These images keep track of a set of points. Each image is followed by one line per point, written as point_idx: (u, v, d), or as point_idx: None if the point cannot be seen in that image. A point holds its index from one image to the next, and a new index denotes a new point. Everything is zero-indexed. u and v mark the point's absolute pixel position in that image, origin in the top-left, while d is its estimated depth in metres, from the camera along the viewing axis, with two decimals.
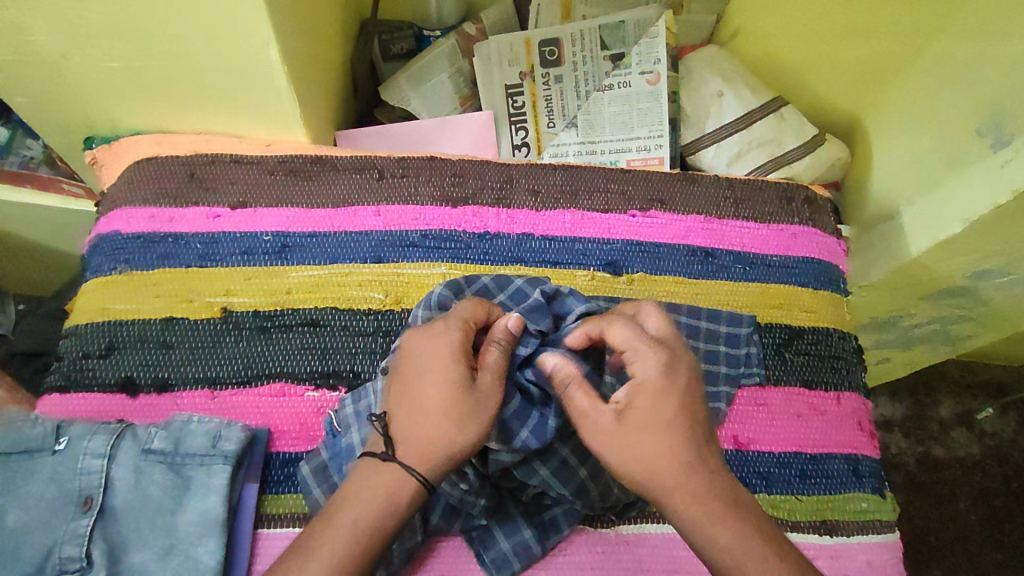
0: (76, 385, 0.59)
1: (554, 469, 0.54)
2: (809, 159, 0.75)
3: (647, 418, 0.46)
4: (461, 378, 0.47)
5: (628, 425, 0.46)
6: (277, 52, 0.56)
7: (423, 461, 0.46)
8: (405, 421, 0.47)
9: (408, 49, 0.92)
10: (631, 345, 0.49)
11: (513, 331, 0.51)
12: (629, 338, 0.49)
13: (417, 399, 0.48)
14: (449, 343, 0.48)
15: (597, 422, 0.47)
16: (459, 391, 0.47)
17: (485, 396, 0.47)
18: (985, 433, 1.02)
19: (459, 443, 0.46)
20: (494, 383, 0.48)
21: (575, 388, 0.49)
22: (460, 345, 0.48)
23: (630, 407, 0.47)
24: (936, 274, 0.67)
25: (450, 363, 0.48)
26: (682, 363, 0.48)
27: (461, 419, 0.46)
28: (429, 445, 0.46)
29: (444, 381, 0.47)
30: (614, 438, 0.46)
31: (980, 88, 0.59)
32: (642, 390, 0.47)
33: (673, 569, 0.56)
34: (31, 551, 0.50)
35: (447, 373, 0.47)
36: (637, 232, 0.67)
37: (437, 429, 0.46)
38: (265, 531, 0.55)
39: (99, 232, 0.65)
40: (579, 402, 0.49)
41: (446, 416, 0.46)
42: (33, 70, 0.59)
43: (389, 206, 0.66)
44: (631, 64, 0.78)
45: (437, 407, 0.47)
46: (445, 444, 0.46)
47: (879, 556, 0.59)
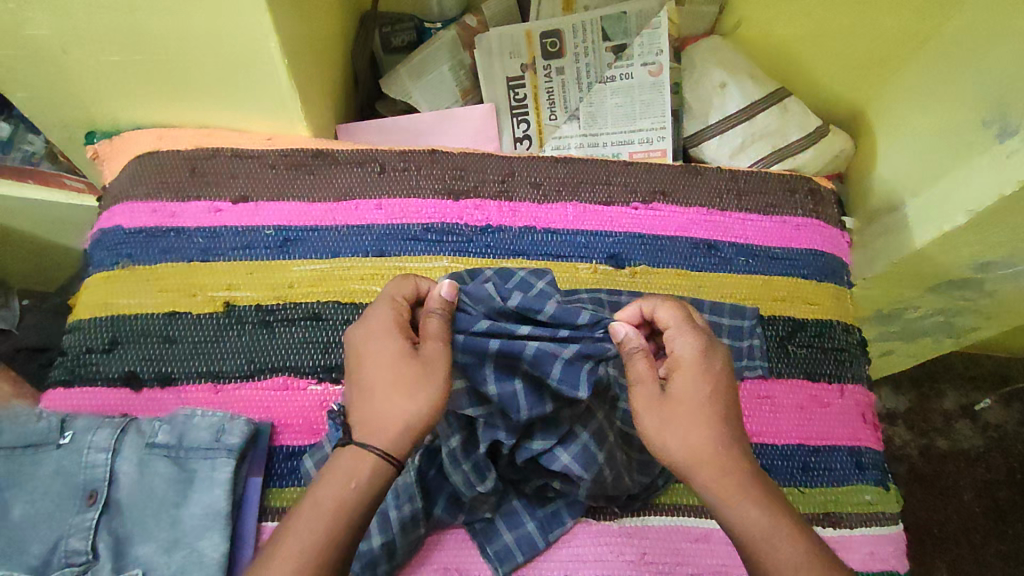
0: (80, 379, 0.59)
1: (576, 454, 0.52)
2: (812, 151, 0.75)
3: (686, 396, 0.47)
4: (401, 351, 0.47)
5: (671, 400, 0.46)
6: (278, 45, 0.56)
7: (379, 437, 0.46)
8: (358, 402, 0.47)
9: (408, 41, 0.92)
10: (676, 325, 0.49)
11: (447, 298, 0.48)
12: (673, 317, 0.50)
13: (364, 381, 0.47)
14: (385, 319, 0.48)
15: (645, 393, 0.47)
16: (399, 363, 0.46)
17: (428, 362, 0.46)
18: (989, 425, 1.01)
19: (411, 412, 0.46)
20: (435, 348, 0.47)
21: (638, 357, 0.47)
22: (395, 320, 0.48)
23: (672, 384, 0.47)
24: (940, 266, 0.67)
25: (387, 338, 0.47)
26: (718, 348, 0.49)
27: (406, 389, 0.46)
28: (382, 420, 0.46)
29: (384, 356, 0.47)
30: (656, 412, 0.46)
31: (984, 79, 0.59)
32: (682, 369, 0.48)
33: (676, 561, 0.56)
34: (37, 544, 0.50)
35: (385, 346, 0.47)
36: (639, 225, 0.67)
37: (385, 404, 0.46)
38: (269, 524, 0.55)
39: (100, 227, 0.65)
40: (639, 371, 0.47)
41: (390, 389, 0.46)
42: (33, 65, 0.59)
43: (390, 199, 0.66)
44: (632, 55, 0.79)
45: (382, 381, 0.46)
46: (396, 416, 0.46)
47: (882, 548, 0.59)
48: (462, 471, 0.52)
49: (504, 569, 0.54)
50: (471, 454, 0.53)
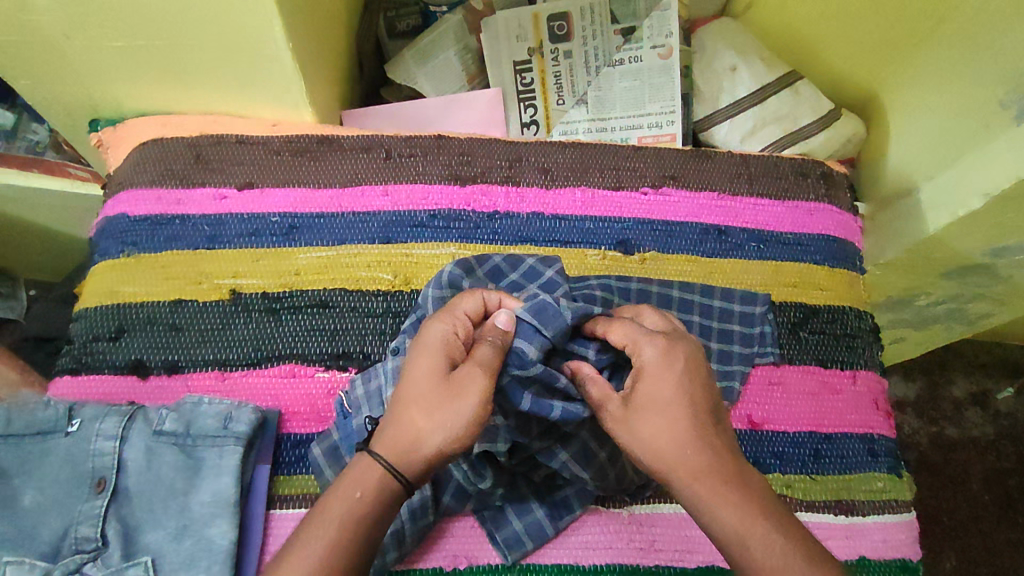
0: (87, 368, 0.59)
1: (576, 452, 0.54)
2: (824, 135, 0.73)
3: (653, 401, 0.46)
4: (439, 371, 0.46)
5: (633, 408, 0.46)
6: (282, 29, 0.55)
7: (392, 450, 0.45)
8: (389, 412, 0.47)
9: (414, 26, 0.90)
10: (631, 341, 0.49)
11: (502, 327, 0.50)
12: (625, 337, 0.50)
13: (400, 394, 0.47)
14: (433, 334, 0.48)
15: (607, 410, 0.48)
16: (434, 382, 0.46)
17: (460, 387, 0.45)
18: (999, 413, 1.01)
19: (428, 434, 0.45)
20: (472, 373, 0.45)
21: (592, 383, 0.50)
22: (445, 337, 0.47)
23: (634, 391, 0.47)
24: (956, 251, 0.65)
25: (430, 354, 0.47)
26: (679, 348, 0.48)
27: (429, 410, 0.45)
28: (400, 435, 0.45)
29: (421, 372, 0.46)
30: (620, 422, 0.46)
31: (1002, 59, 0.57)
32: (642, 375, 0.47)
33: (686, 548, 0.56)
34: (47, 531, 0.50)
35: (425, 363, 0.46)
36: (648, 210, 0.66)
37: (409, 420, 0.45)
38: (277, 511, 0.55)
39: (106, 215, 0.64)
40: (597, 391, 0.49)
41: (415, 407, 0.45)
42: (36, 52, 0.59)
43: (396, 185, 0.65)
44: (643, 37, 0.77)
45: (413, 397, 0.46)
46: (414, 435, 0.45)
47: (895, 536, 0.58)
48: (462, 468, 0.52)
49: (513, 556, 0.54)
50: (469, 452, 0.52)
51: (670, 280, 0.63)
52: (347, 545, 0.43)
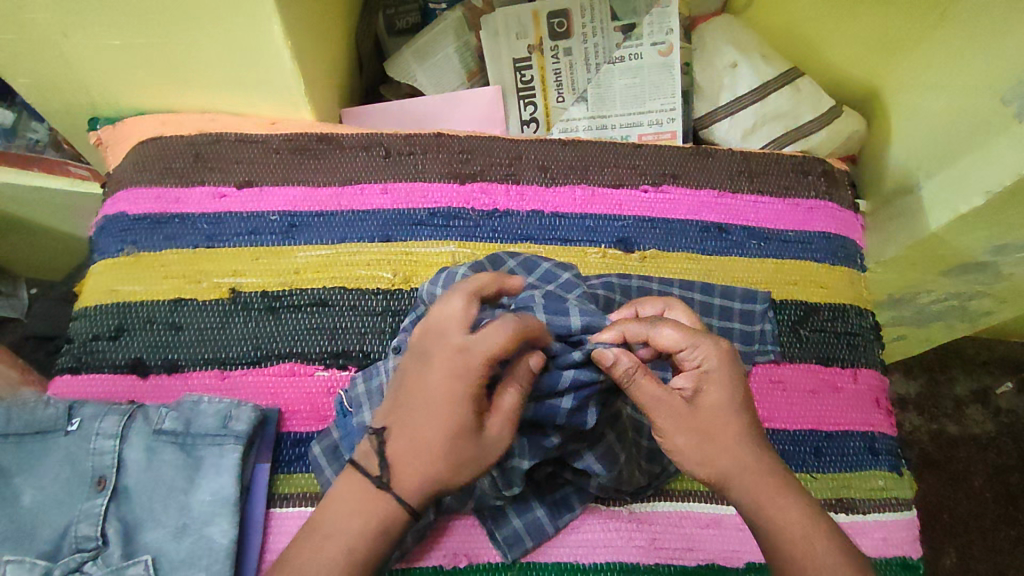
0: (87, 367, 0.59)
1: (601, 454, 0.53)
2: (825, 132, 0.73)
3: (717, 405, 0.47)
4: (468, 426, 0.44)
5: (697, 411, 0.46)
6: (280, 27, 0.55)
7: (411, 491, 0.44)
8: (402, 442, 0.45)
9: (413, 23, 0.90)
10: (689, 343, 0.46)
11: (532, 369, 0.46)
12: (683, 339, 0.46)
13: (419, 437, 0.44)
14: (463, 381, 0.44)
15: (672, 408, 0.46)
16: (461, 436, 0.44)
17: (488, 444, 0.44)
18: (1000, 411, 1.00)
19: (448, 481, 0.44)
20: (502, 432, 0.45)
21: (642, 378, 0.46)
22: (476, 387, 0.44)
23: (699, 394, 0.47)
24: (957, 249, 0.65)
25: (458, 405, 0.44)
26: (736, 350, 0.48)
27: (455, 462, 0.44)
28: (418, 477, 0.44)
29: (449, 424, 0.44)
30: (686, 424, 0.46)
31: (1004, 56, 0.57)
32: (709, 377, 0.47)
33: (685, 547, 0.56)
34: (47, 530, 0.50)
35: (456, 414, 0.44)
36: (649, 207, 0.66)
37: (433, 467, 0.44)
38: (277, 510, 0.55)
39: (105, 213, 0.64)
40: (647, 391, 0.46)
41: (439, 458, 0.44)
42: (34, 50, 0.58)
43: (396, 183, 0.65)
44: (643, 35, 0.77)
45: (436, 447, 0.44)
46: (434, 480, 0.44)
47: (895, 534, 0.58)
48: (491, 475, 0.51)
49: (513, 554, 0.54)
50: (503, 460, 0.51)
51: (671, 278, 0.63)
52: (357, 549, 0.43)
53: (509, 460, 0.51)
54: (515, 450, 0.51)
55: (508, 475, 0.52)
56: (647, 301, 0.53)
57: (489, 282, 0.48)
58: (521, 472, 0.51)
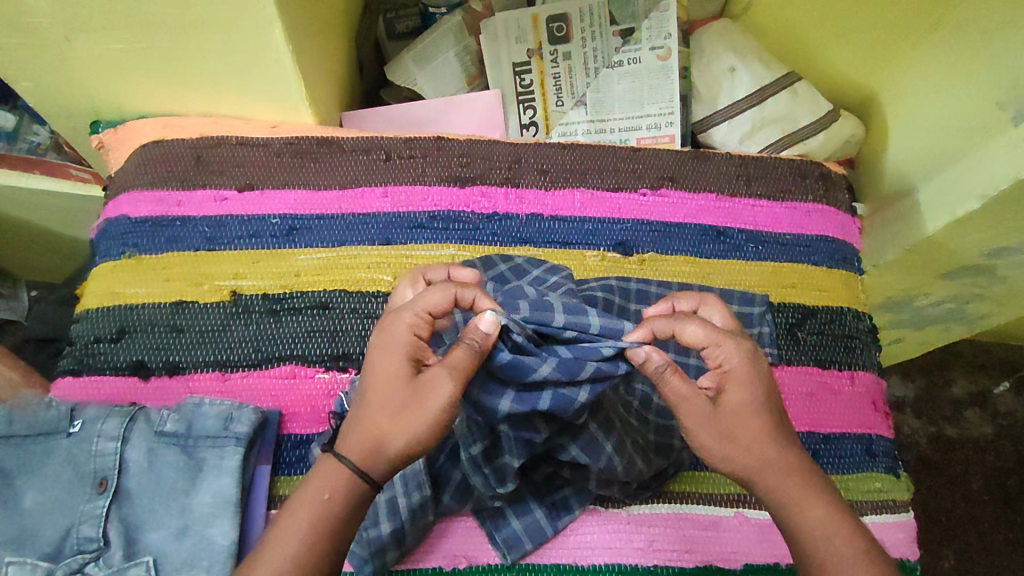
0: (87, 369, 0.59)
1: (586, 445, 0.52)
2: (823, 136, 0.74)
3: (739, 405, 0.47)
4: (401, 376, 0.46)
5: (721, 412, 0.47)
6: (281, 32, 0.56)
7: (361, 449, 0.46)
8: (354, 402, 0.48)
9: (412, 27, 0.90)
10: (714, 340, 0.47)
11: (487, 332, 0.44)
12: (708, 336, 0.47)
13: (362, 396, 0.47)
14: (399, 331, 0.46)
15: (695, 409, 0.46)
16: (396, 384, 0.45)
17: (424, 392, 0.45)
18: (999, 413, 1.01)
19: (392, 435, 0.45)
20: (439, 377, 0.44)
21: (672, 376, 0.46)
22: (409, 338, 0.46)
23: (722, 395, 0.47)
24: (953, 252, 0.66)
25: (392, 352, 0.46)
26: (760, 351, 0.49)
27: (393, 413, 0.45)
28: (362, 431, 0.46)
29: (386, 372, 0.46)
30: (708, 424, 0.46)
31: (1000, 62, 0.58)
32: (730, 378, 0.47)
33: (685, 548, 0.56)
34: (50, 531, 0.51)
35: (388, 366, 0.46)
36: (647, 211, 0.66)
37: (374, 422, 0.46)
38: (277, 512, 0.55)
39: (107, 216, 0.65)
40: (676, 388, 0.46)
41: (379, 413, 0.45)
42: (37, 54, 0.59)
43: (396, 187, 0.65)
44: (642, 39, 0.78)
45: (376, 402, 0.46)
46: (377, 435, 0.45)
47: (892, 535, 0.58)
48: (483, 474, 0.52)
49: (512, 556, 0.54)
50: (492, 459, 0.51)
51: (669, 281, 0.64)
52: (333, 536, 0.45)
53: (498, 457, 0.51)
54: (505, 448, 0.51)
55: (499, 473, 0.52)
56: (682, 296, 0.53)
57: (438, 270, 0.53)
58: (511, 470, 0.51)
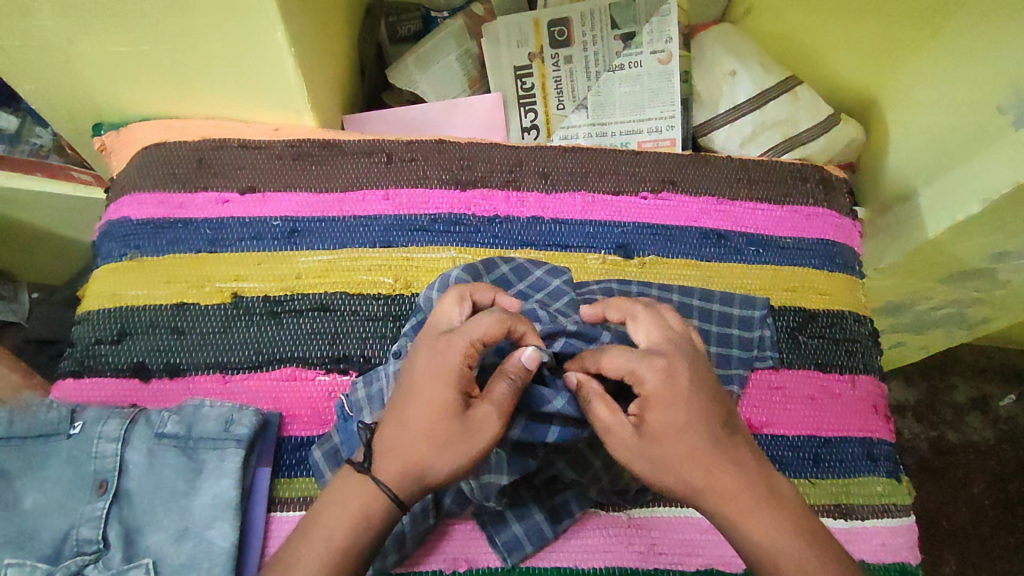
0: (89, 370, 0.59)
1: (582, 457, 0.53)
2: (824, 139, 0.74)
3: (665, 431, 0.46)
4: (451, 407, 0.46)
5: (648, 439, 0.46)
6: (283, 35, 0.56)
7: (397, 476, 0.46)
8: (390, 423, 0.47)
9: (414, 31, 0.91)
10: (631, 366, 0.48)
11: (527, 366, 0.47)
12: (624, 362, 0.48)
13: (404, 421, 0.46)
14: (451, 361, 0.46)
15: (619, 438, 0.47)
16: (446, 416, 0.45)
17: (474, 427, 0.45)
18: (1000, 418, 1.01)
19: (434, 467, 0.45)
20: (489, 416, 0.45)
21: (598, 405, 0.48)
22: (460, 369, 0.46)
23: (644, 421, 0.47)
24: (954, 256, 0.66)
25: (444, 382, 0.46)
26: (677, 368, 0.48)
27: (438, 445, 0.45)
28: (403, 460, 0.46)
29: (435, 402, 0.46)
30: (636, 455, 0.46)
31: (1000, 67, 0.58)
32: (652, 403, 0.47)
33: (685, 552, 0.56)
34: (49, 533, 0.51)
35: (439, 395, 0.46)
36: (648, 215, 0.66)
37: (416, 450, 0.46)
38: (278, 514, 0.55)
39: (109, 218, 0.65)
40: (604, 418, 0.48)
41: (423, 442, 0.45)
42: (40, 57, 0.59)
43: (397, 190, 0.65)
44: (643, 43, 0.78)
45: (421, 431, 0.46)
46: (418, 465, 0.45)
47: (894, 540, 0.58)
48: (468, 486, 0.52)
49: (513, 559, 0.54)
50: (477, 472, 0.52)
51: (669, 284, 0.64)
52: (341, 538, 0.44)
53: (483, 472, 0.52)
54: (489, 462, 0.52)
55: (484, 488, 0.52)
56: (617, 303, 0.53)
57: (481, 290, 0.52)
58: (496, 484, 0.52)
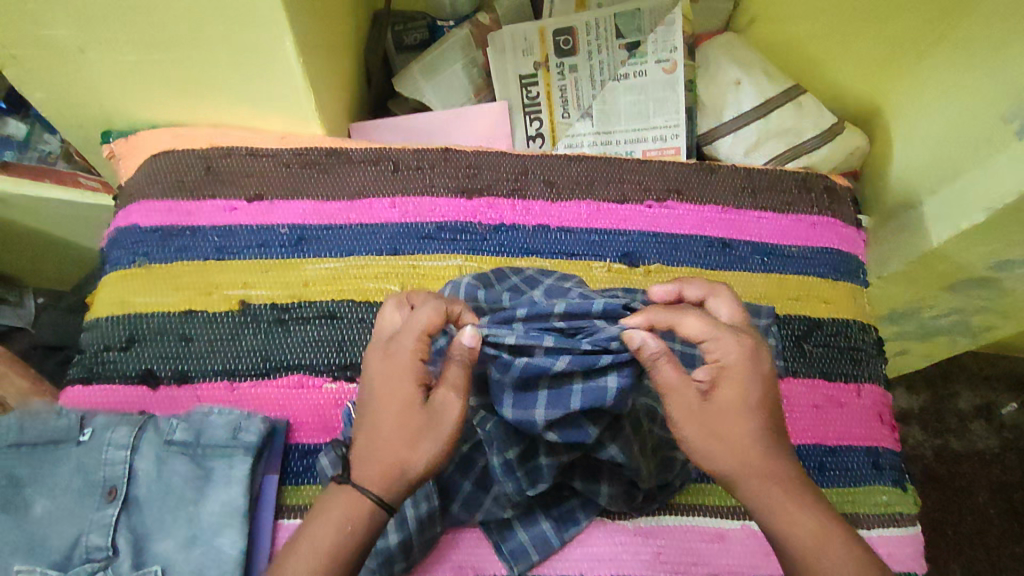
0: (98, 377, 0.60)
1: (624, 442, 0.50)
2: (829, 148, 0.74)
3: (729, 402, 0.46)
4: (412, 400, 0.46)
5: (710, 406, 0.46)
6: (292, 45, 0.56)
7: (379, 479, 0.46)
8: (360, 431, 0.47)
9: (421, 39, 0.92)
10: (711, 334, 0.47)
11: (469, 346, 0.46)
12: (705, 329, 0.46)
13: (374, 426, 0.47)
14: (405, 359, 0.47)
15: (684, 401, 0.46)
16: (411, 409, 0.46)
17: (441, 414, 0.46)
18: (1004, 426, 1.00)
19: (410, 461, 0.45)
20: (451, 400, 0.46)
21: (665, 364, 0.45)
22: (415, 364, 0.47)
23: (715, 389, 0.47)
24: (957, 264, 0.66)
25: (401, 378, 0.47)
26: (760, 350, 0.47)
27: (411, 439, 0.46)
28: (379, 461, 0.46)
29: (398, 399, 0.46)
30: (695, 418, 0.46)
31: (1001, 78, 0.58)
32: (727, 374, 0.46)
33: (691, 561, 0.56)
34: (59, 540, 0.51)
35: (399, 391, 0.46)
36: (653, 223, 0.67)
37: (390, 450, 0.46)
38: (285, 521, 0.56)
39: (117, 225, 0.65)
40: (666, 378, 0.46)
41: (396, 440, 0.46)
42: (51, 66, 0.60)
43: (404, 198, 0.66)
44: (648, 52, 0.78)
45: (390, 430, 0.46)
46: (394, 462, 0.45)
47: (899, 549, 0.58)
48: (515, 479, 0.52)
49: (519, 568, 0.54)
50: (526, 462, 0.52)
51: None
52: (346, 545, 0.45)
53: (532, 460, 0.52)
54: (540, 450, 0.51)
55: (530, 475, 0.52)
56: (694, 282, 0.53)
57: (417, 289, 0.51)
58: (548, 469, 0.51)
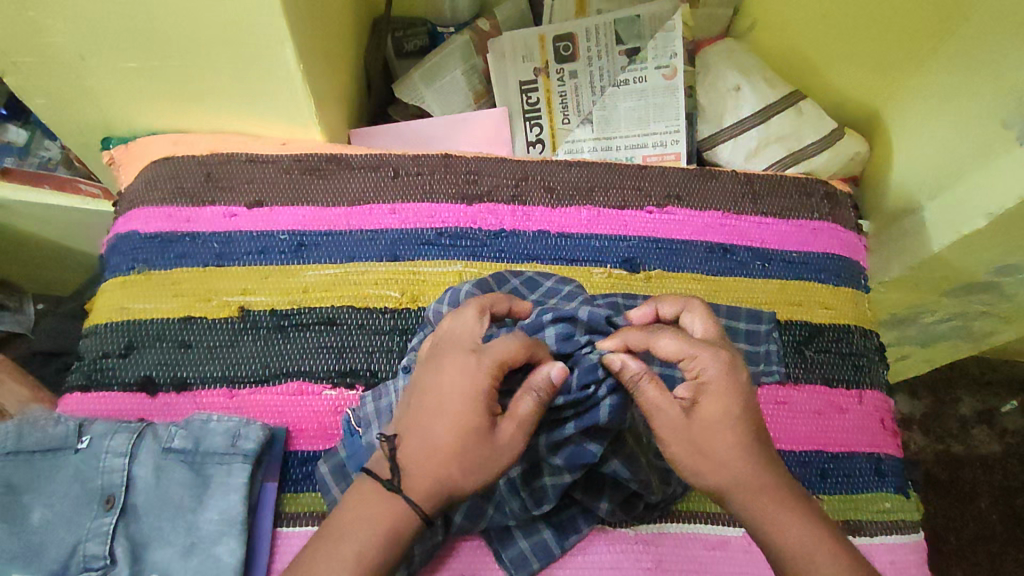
0: (96, 385, 0.60)
1: (626, 458, 0.53)
2: (829, 154, 0.74)
3: (714, 419, 0.46)
4: (479, 427, 0.45)
5: (694, 423, 0.46)
6: (292, 51, 0.56)
7: (428, 496, 0.45)
8: (415, 441, 0.46)
9: (420, 46, 0.92)
10: (689, 352, 0.47)
11: (553, 381, 0.47)
12: (682, 348, 0.47)
13: (432, 440, 0.46)
14: (483, 380, 0.46)
15: (669, 419, 0.46)
16: (474, 431, 0.45)
17: (502, 449, 0.45)
18: (1006, 431, 1.00)
19: (465, 485, 0.45)
20: (516, 436, 0.46)
21: (647, 385, 0.47)
22: (492, 387, 0.46)
23: (696, 405, 0.46)
24: (959, 269, 0.66)
25: (472, 401, 0.46)
26: (738, 360, 0.48)
27: (470, 464, 0.45)
28: (430, 477, 0.45)
29: (463, 421, 0.45)
30: (680, 436, 0.46)
31: (1001, 83, 0.58)
32: (707, 390, 0.46)
33: (692, 569, 0.55)
34: (56, 549, 0.50)
35: (467, 414, 0.45)
36: (654, 228, 0.67)
37: (446, 469, 0.45)
38: (284, 529, 0.55)
39: (117, 232, 0.65)
40: (650, 399, 0.46)
41: (455, 461, 0.45)
42: (52, 73, 0.60)
43: (404, 204, 0.66)
44: (647, 58, 0.79)
45: (449, 449, 0.45)
46: (450, 483, 0.45)
47: (902, 557, 0.58)
48: (521, 497, 0.53)
49: None
50: (531, 481, 0.53)
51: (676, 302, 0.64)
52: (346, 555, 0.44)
53: (537, 479, 0.53)
54: (544, 469, 0.53)
55: (536, 495, 0.53)
56: (669, 299, 0.52)
57: (499, 301, 0.52)
58: (552, 490, 0.53)
